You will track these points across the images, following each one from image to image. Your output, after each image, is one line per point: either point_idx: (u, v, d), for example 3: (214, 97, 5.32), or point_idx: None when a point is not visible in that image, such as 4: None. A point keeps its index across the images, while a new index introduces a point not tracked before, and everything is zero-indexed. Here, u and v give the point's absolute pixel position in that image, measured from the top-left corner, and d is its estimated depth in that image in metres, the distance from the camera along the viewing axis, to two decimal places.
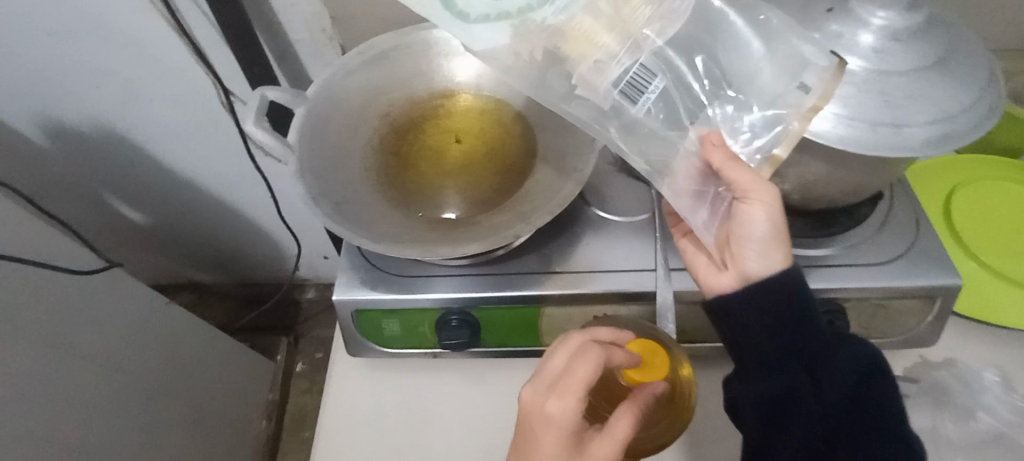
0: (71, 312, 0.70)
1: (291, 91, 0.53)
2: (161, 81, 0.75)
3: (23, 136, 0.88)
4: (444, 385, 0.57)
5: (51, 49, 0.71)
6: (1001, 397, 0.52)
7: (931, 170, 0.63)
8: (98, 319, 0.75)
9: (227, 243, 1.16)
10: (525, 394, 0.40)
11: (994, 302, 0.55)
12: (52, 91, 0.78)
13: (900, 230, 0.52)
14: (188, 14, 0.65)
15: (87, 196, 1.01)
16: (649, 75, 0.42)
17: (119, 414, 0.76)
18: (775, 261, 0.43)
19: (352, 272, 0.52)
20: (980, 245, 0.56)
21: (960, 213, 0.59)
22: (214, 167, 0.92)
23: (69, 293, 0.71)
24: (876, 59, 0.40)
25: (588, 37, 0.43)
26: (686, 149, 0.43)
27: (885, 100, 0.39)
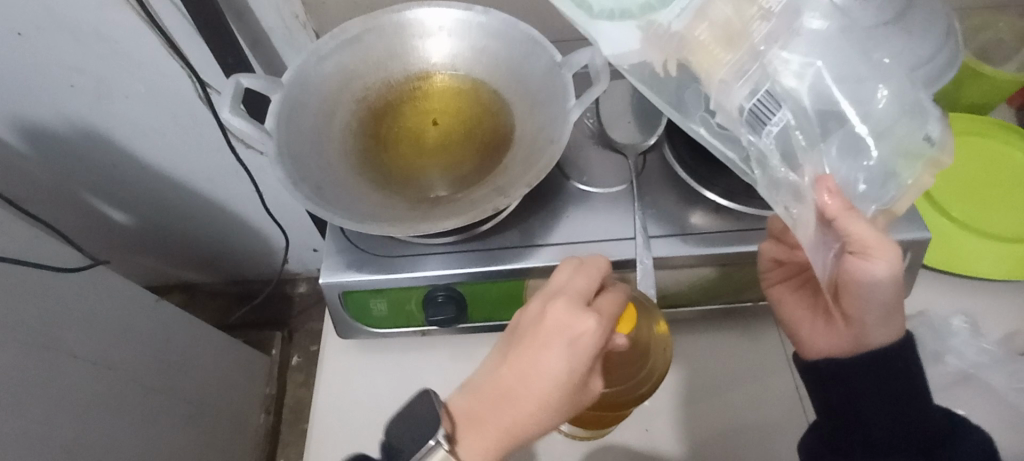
0: (64, 315, 0.71)
1: (264, 77, 0.53)
2: (134, 76, 0.74)
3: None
4: (435, 363, 0.58)
5: (17, 49, 0.70)
6: (968, 341, 0.54)
7: None
8: (90, 319, 0.75)
9: (215, 240, 1.15)
10: (552, 304, 0.41)
11: (967, 253, 0.57)
12: (27, 93, 0.78)
13: None
14: (159, 5, 0.64)
15: (68, 200, 1.01)
16: (775, 108, 0.41)
17: (121, 412, 0.77)
18: (893, 325, 0.44)
19: (337, 255, 0.52)
20: (947, 202, 0.58)
21: None
22: (194, 163, 0.91)
23: (59, 296, 0.71)
24: (836, 15, 0.42)
25: (713, 52, 0.42)
26: (806, 196, 0.41)
27: (846, 61, 0.41)
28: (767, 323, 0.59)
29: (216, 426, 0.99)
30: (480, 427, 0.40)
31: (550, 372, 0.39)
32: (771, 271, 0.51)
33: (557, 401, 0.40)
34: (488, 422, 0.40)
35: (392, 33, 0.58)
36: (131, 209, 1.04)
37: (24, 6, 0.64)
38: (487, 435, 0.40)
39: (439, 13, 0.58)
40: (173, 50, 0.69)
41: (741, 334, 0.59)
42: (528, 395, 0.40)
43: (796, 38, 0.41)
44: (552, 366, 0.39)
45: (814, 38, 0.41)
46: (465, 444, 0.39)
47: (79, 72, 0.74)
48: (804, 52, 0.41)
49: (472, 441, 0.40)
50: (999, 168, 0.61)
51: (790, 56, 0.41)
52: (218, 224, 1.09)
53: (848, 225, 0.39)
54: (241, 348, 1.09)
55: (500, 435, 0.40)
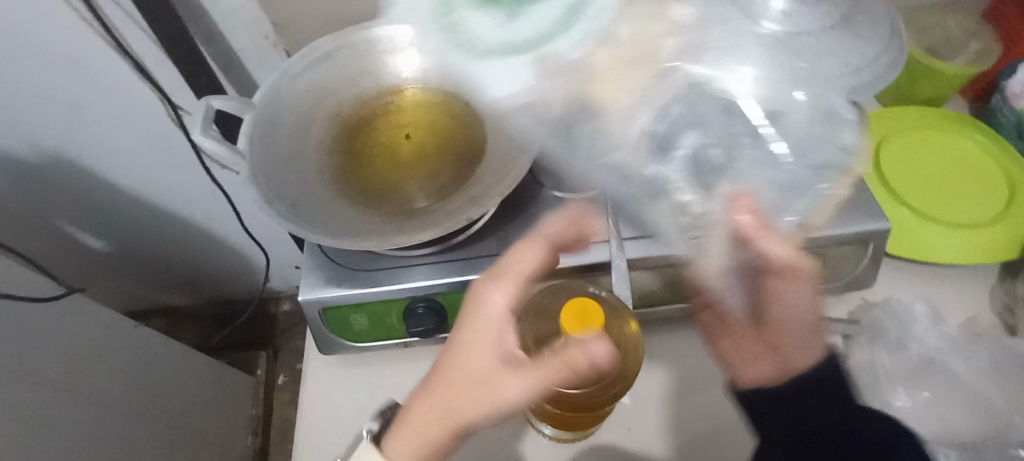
0: (40, 346, 0.69)
1: (235, 98, 0.54)
2: (101, 100, 0.74)
3: None
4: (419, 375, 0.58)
5: None
6: (929, 326, 0.57)
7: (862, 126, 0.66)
8: (68, 349, 0.74)
9: (195, 262, 1.14)
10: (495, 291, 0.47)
11: (930, 241, 0.58)
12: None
13: None
14: (125, 28, 0.64)
15: (40, 228, 0.99)
16: (680, 132, 0.46)
17: (102, 442, 0.75)
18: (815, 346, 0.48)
19: (316, 271, 0.52)
20: (908, 193, 0.60)
21: (889, 165, 0.63)
22: (170, 185, 0.91)
23: (35, 327, 0.70)
24: (786, 22, 0.45)
25: (611, 83, 0.46)
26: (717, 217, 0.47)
27: (792, 66, 0.45)
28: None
29: (201, 451, 0.97)
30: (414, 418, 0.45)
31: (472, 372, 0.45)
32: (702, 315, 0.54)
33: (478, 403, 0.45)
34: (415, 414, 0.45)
35: (361, 48, 0.59)
36: (106, 235, 1.03)
37: None
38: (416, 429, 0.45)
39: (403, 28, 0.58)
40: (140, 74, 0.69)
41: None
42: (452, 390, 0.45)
43: (746, 49, 0.46)
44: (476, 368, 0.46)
45: (763, 44, 0.45)
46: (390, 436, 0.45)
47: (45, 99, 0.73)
48: (758, 60, 0.45)
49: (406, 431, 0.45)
50: (952, 159, 0.64)
51: (743, 66, 0.46)
52: (195, 245, 1.08)
53: (764, 244, 0.47)
54: (224, 370, 1.08)
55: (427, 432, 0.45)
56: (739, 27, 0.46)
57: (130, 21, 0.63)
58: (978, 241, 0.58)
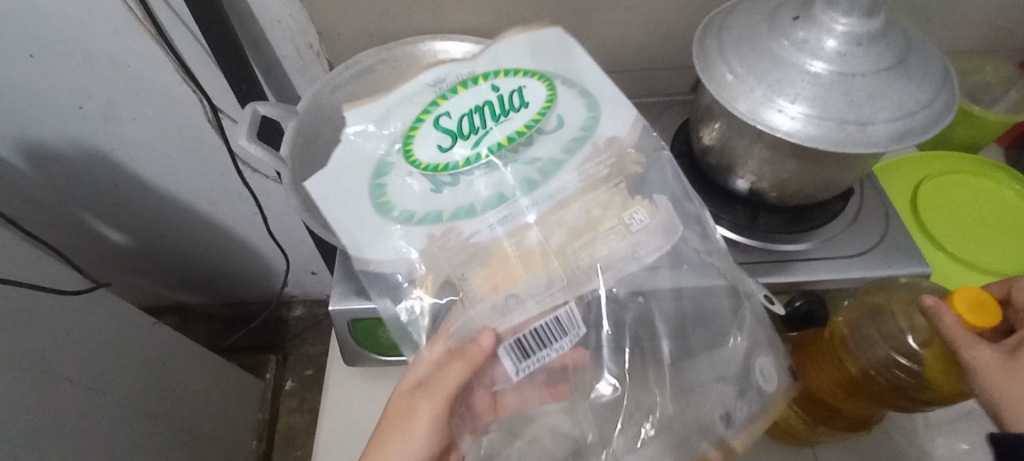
0: (16, 344, 0.61)
1: (281, 105, 0.54)
2: (216, 79, 0.66)
3: None
4: None
5: (20, 39, 0.62)
6: None
7: (917, 160, 0.65)
8: (45, 339, 0.65)
9: (189, 225, 1.00)
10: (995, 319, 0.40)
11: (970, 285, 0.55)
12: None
13: (870, 226, 0.53)
14: (262, 44, 0.62)
15: (39, 193, 0.90)
16: None
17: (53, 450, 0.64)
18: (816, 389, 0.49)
19: (345, 282, 0.52)
20: (945, 236, 0.57)
21: (932, 203, 0.60)
22: (167, 173, 0.85)
23: (18, 316, 0.62)
24: (845, 62, 0.40)
25: None
26: None
27: (848, 102, 0.39)
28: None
29: (184, 450, 0.89)
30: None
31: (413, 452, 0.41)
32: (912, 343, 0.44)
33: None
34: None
35: (407, 67, 0.59)
36: (129, 229, 1.01)
37: (35, 23, 0.60)
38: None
39: (449, 45, 0.58)
40: (276, 87, 0.67)
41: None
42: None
43: (787, 81, 0.40)
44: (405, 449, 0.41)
45: (816, 81, 0.40)
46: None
47: (36, 60, 0.65)
48: (812, 100, 0.40)
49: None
50: (991, 207, 0.61)
51: (794, 103, 0.40)
52: (215, 243, 1.06)
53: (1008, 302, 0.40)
54: (237, 374, 1.08)
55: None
56: (787, 60, 0.41)
57: (178, 24, 0.59)
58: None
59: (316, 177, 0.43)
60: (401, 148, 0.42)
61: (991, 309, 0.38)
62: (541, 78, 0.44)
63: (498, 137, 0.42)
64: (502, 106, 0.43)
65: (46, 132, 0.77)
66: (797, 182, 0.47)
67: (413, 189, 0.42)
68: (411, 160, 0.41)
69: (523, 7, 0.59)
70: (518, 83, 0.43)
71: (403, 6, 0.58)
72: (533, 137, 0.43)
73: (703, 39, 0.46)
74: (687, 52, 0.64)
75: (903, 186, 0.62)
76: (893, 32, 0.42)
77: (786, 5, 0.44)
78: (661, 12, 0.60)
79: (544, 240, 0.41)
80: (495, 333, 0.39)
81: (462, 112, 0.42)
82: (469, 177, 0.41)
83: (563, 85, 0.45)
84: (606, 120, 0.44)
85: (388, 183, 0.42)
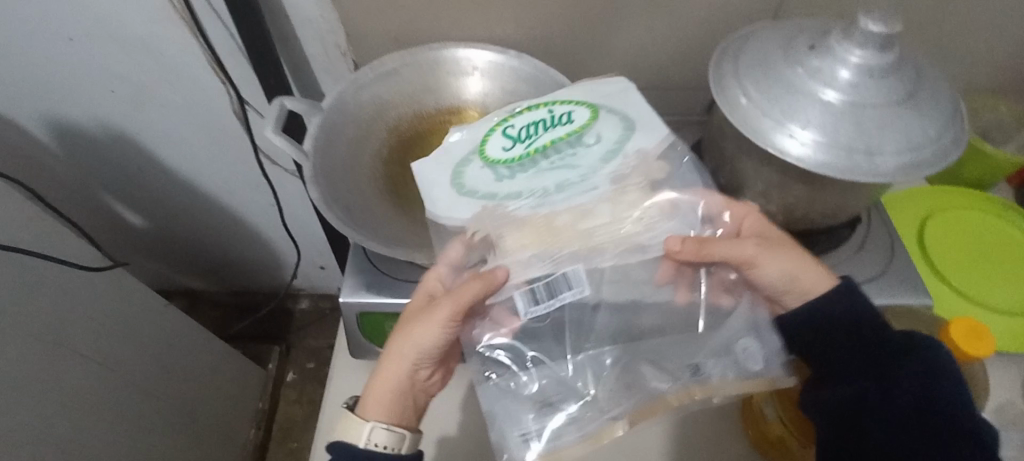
0: (34, 314, 0.63)
1: (307, 100, 0.56)
2: (243, 72, 0.69)
3: (17, 126, 0.83)
4: None
5: (61, 24, 0.64)
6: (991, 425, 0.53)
7: (926, 193, 0.65)
8: (62, 311, 0.67)
9: (203, 213, 1.02)
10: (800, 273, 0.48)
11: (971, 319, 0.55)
12: (16, 61, 0.70)
13: (875, 254, 0.54)
14: (291, 42, 0.64)
15: (64, 172, 0.93)
16: None
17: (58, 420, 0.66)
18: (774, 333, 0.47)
19: (356, 275, 0.54)
20: (949, 269, 0.57)
21: (937, 236, 0.61)
22: (188, 160, 0.88)
23: (39, 288, 0.64)
24: (857, 93, 0.41)
25: None
26: None
27: (858, 131, 0.41)
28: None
29: (184, 431, 0.90)
30: (380, 384, 0.44)
31: (427, 343, 0.43)
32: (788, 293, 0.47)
33: (432, 358, 0.45)
34: (375, 384, 0.44)
35: (430, 70, 0.60)
36: (146, 212, 1.03)
37: (77, 9, 0.62)
38: (384, 397, 0.44)
39: (473, 53, 0.60)
40: (301, 83, 0.69)
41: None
42: (388, 385, 0.44)
43: (799, 107, 0.41)
44: (420, 336, 0.43)
45: (827, 109, 0.41)
46: (363, 407, 0.43)
47: (75, 43, 0.67)
48: (822, 127, 0.41)
49: (375, 404, 0.43)
50: (997, 243, 0.61)
51: (805, 129, 0.41)
52: (228, 231, 1.08)
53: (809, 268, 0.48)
54: (241, 362, 1.09)
55: (394, 397, 0.44)
56: (801, 87, 0.42)
57: (213, 18, 0.62)
58: (1004, 329, 0.56)
59: (423, 162, 0.48)
60: (475, 146, 0.48)
61: (987, 341, 0.43)
62: (589, 105, 0.49)
63: (545, 143, 0.47)
64: (555, 121, 0.48)
65: (76, 112, 0.79)
66: (805, 206, 0.48)
67: (483, 174, 0.46)
68: (482, 152, 0.47)
69: (545, 21, 0.61)
70: (570, 109, 0.49)
71: (430, 13, 0.60)
72: (577, 146, 0.47)
73: (719, 61, 0.47)
74: (702, 75, 0.66)
75: (908, 217, 0.63)
76: (905, 66, 0.43)
77: (802, 35, 0.45)
78: (679, 33, 0.61)
79: (573, 222, 0.43)
80: (507, 272, 0.42)
81: (528, 123, 0.48)
82: (523, 168, 0.46)
83: (608, 113, 0.49)
84: (654, 134, 0.48)
85: (464, 169, 0.47)
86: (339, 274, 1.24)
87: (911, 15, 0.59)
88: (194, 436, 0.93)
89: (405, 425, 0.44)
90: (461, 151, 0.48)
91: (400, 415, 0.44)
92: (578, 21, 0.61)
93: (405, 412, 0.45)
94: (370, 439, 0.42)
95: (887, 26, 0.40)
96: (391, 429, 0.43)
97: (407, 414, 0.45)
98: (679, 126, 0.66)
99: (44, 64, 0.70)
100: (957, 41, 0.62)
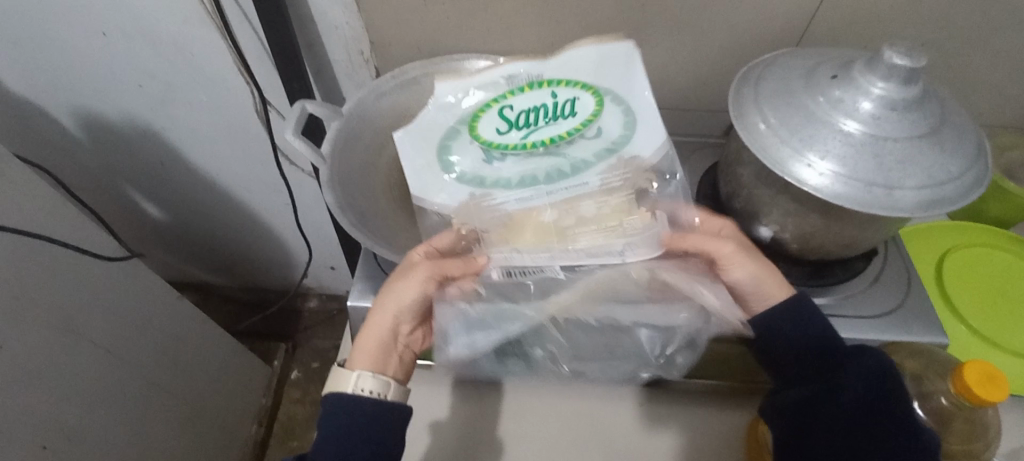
0: (49, 300, 0.64)
1: (328, 105, 0.56)
2: (268, 74, 0.70)
3: (48, 115, 0.85)
4: (686, 419, 0.57)
5: (98, 20, 0.66)
6: None
7: (946, 229, 0.64)
8: (79, 299, 0.68)
9: (220, 208, 1.03)
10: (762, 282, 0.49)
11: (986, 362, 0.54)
12: (51, 52, 0.72)
13: (890, 289, 0.53)
14: (316, 47, 0.65)
15: (89, 162, 0.95)
16: None
17: (61, 406, 0.66)
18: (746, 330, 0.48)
19: (365, 280, 0.54)
20: (967, 309, 0.56)
21: (956, 272, 0.59)
22: (209, 156, 0.89)
23: (56, 276, 0.65)
24: (878, 125, 0.41)
25: None
26: None
27: (878, 164, 0.40)
28: (726, 407, 0.58)
29: (187, 424, 0.91)
30: (367, 337, 0.46)
31: (408, 300, 0.46)
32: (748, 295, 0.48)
33: (414, 314, 0.47)
34: (361, 337, 0.46)
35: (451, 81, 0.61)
36: (165, 206, 1.05)
37: (113, 7, 0.64)
38: (371, 348, 0.46)
39: (494, 66, 0.60)
40: (324, 87, 0.70)
41: (651, 428, 0.57)
42: (373, 338, 0.46)
43: (818, 137, 0.41)
44: (402, 293, 0.46)
45: (847, 141, 0.41)
46: (353, 357, 0.46)
47: (107, 38, 0.69)
48: (840, 158, 0.40)
49: (361, 354, 0.46)
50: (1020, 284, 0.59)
51: (823, 160, 0.40)
52: (242, 228, 1.09)
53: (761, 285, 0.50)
54: (247, 358, 1.10)
55: (380, 348, 0.46)
56: (820, 117, 0.42)
57: (243, 21, 0.63)
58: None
59: (403, 131, 0.46)
60: (465, 121, 0.44)
61: (1001, 386, 0.40)
62: (594, 88, 0.44)
63: (543, 136, 0.44)
64: (556, 110, 0.43)
65: (105, 104, 0.81)
66: (821, 237, 0.47)
67: (472, 158, 0.45)
68: (473, 133, 0.44)
69: (567, 38, 0.61)
70: (574, 93, 0.43)
71: (453, 25, 0.60)
72: (574, 140, 0.44)
73: (739, 87, 0.47)
74: (722, 98, 0.65)
75: (927, 253, 0.62)
76: (931, 101, 0.43)
77: (824, 66, 0.45)
78: (701, 55, 0.61)
79: (559, 219, 0.44)
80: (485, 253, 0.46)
81: (526, 107, 0.43)
82: (514, 159, 0.44)
83: (612, 102, 0.44)
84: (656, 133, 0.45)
85: (454, 152, 0.45)
86: (348, 276, 1.25)
87: (938, 48, 0.58)
88: (195, 430, 0.93)
89: (390, 375, 0.47)
90: (450, 130, 0.45)
91: (385, 366, 0.47)
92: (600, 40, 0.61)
93: (390, 364, 0.47)
94: (357, 384, 0.45)
95: (912, 61, 0.39)
96: (377, 376, 0.45)
97: (392, 366, 0.47)
98: (697, 148, 0.65)
99: (76, 57, 0.72)
100: (986, 77, 0.61)
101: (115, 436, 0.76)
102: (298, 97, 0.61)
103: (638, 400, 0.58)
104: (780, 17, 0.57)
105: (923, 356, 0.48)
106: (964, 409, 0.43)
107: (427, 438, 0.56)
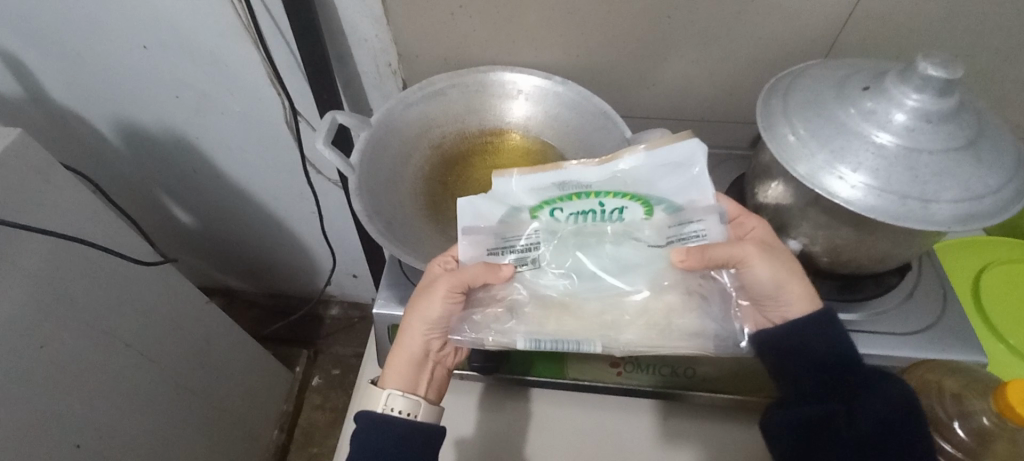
0: (87, 302, 0.66)
1: (358, 115, 0.58)
2: (299, 85, 0.72)
3: (88, 124, 0.88)
4: (710, 433, 0.56)
5: (139, 34, 0.69)
6: None
7: (981, 246, 0.62)
8: (116, 300, 0.71)
9: (249, 215, 1.06)
10: (784, 282, 0.45)
11: None
12: (94, 63, 0.75)
13: (923, 306, 0.51)
14: (347, 58, 0.66)
15: (125, 169, 0.99)
16: None
17: (95, 402, 0.68)
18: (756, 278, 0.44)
19: (391, 288, 0.55)
20: (1005, 327, 0.54)
21: (993, 289, 0.57)
22: (237, 164, 0.91)
23: (96, 278, 0.67)
24: (911, 137, 0.40)
25: None
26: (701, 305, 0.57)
27: (912, 176, 0.39)
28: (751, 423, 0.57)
29: (213, 426, 0.92)
30: (397, 357, 0.46)
31: (435, 315, 0.45)
32: (753, 264, 0.44)
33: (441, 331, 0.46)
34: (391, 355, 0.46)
35: (477, 93, 0.62)
36: (197, 212, 1.08)
37: (155, 21, 0.66)
38: (399, 367, 0.46)
39: (520, 78, 0.61)
40: (352, 98, 0.72)
41: (673, 440, 0.56)
42: (404, 355, 0.46)
43: (850, 148, 0.41)
44: (431, 309, 0.45)
45: (880, 153, 0.40)
46: (382, 378, 0.46)
47: (148, 51, 0.71)
48: (874, 170, 0.40)
49: (391, 372, 0.46)
50: None
51: (855, 171, 0.40)
52: (269, 236, 1.12)
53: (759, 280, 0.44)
54: (270, 362, 1.11)
55: (410, 365, 0.46)
56: (850, 129, 0.41)
57: (277, 34, 0.65)
58: None
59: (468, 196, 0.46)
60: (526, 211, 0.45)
61: None
62: (643, 199, 0.44)
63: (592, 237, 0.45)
64: (603, 216, 0.45)
65: (143, 114, 0.84)
66: (852, 252, 0.46)
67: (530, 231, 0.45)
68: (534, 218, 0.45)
69: (591, 50, 0.62)
70: (622, 203, 0.44)
71: (480, 37, 0.61)
72: (624, 242, 0.45)
73: (769, 99, 0.47)
74: (747, 108, 0.65)
75: (963, 269, 0.60)
76: (967, 113, 0.42)
77: (855, 77, 0.45)
78: (726, 67, 0.61)
79: (602, 310, 0.44)
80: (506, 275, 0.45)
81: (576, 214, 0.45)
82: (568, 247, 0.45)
83: (663, 210, 0.44)
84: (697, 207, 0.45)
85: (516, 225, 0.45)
86: (370, 283, 1.26)
87: (972, 59, 0.57)
88: (220, 432, 0.95)
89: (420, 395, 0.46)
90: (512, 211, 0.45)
91: (415, 386, 0.46)
92: (624, 52, 0.61)
93: (420, 383, 0.47)
94: (387, 404, 0.44)
95: (948, 71, 0.39)
96: (406, 396, 0.45)
97: (422, 385, 0.47)
98: (723, 159, 0.65)
99: (120, 69, 0.75)
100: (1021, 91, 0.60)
101: (144, 435, 0.77)
102: (329, 107, 0.63)
103: (661, 412, 0.58)
104: (809, 27, 0.56)
105: (962, 372, 0.46)
106: (1006, 430, 0.42)
107: (449, 445, 0.56)
